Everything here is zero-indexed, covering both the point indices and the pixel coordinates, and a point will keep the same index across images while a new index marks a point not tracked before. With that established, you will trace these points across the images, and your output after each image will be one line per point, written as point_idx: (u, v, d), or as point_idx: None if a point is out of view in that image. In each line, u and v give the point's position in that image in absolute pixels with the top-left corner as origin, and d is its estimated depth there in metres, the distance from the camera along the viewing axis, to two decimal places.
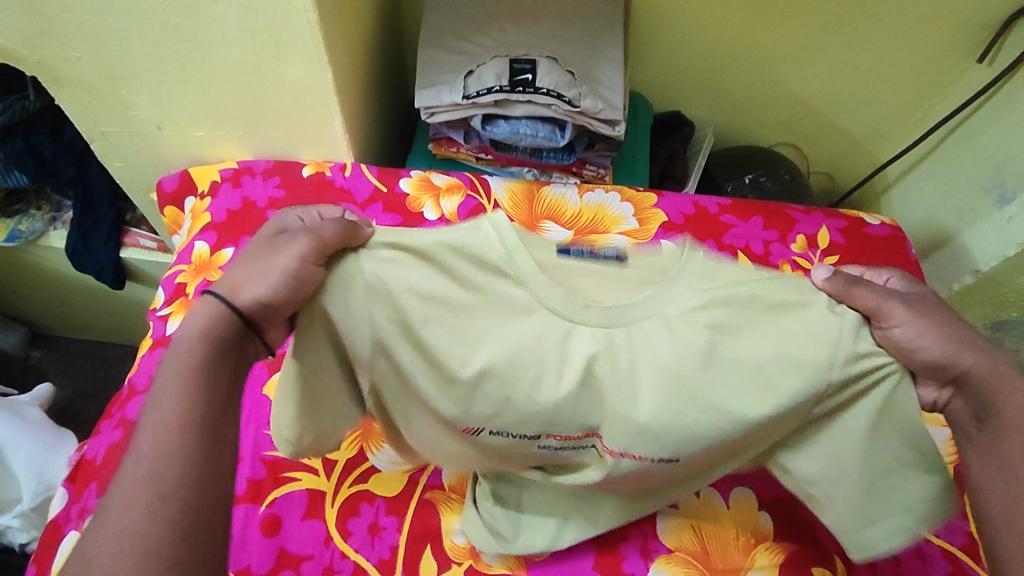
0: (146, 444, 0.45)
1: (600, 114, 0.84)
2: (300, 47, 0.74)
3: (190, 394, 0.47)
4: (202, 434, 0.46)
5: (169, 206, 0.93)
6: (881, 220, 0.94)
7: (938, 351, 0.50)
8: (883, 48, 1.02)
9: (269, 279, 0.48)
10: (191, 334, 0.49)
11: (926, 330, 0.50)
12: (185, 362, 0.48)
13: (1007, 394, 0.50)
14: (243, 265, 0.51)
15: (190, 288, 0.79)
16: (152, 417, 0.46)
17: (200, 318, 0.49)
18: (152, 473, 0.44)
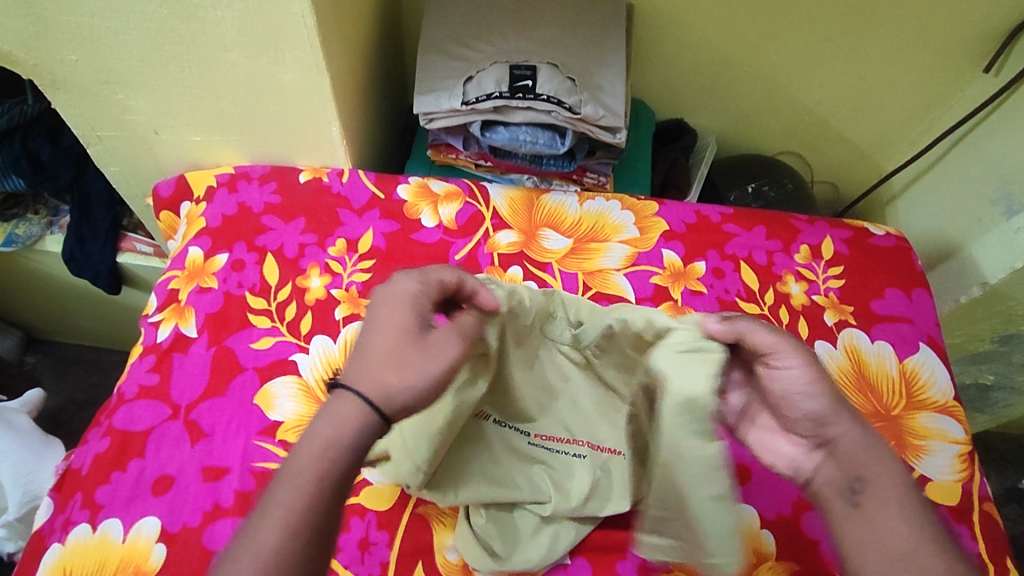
0: (263, 540, 0.44)
1: (601, 121, 0.83)
2: (299, 51, 0.73)
3: (315, 491, 0.46)
4: (317, 535, 0.46)
5: (164, 211, 0.92)
6: (886, 230, 0.92)
7: (817, 403, 0.53)
8: (890, 57, 1.00)
9: (417, 382, 0.50)
10: (332, 425, 0.48)
11: (815, 382, 0.54)
12: (319, 456, 0.47)
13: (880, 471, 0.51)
14: (394, 367, 0.50)
15: (183, 294, 0.78)
16: (274, 508, 0.45)
17: (342, 415, 0.49)
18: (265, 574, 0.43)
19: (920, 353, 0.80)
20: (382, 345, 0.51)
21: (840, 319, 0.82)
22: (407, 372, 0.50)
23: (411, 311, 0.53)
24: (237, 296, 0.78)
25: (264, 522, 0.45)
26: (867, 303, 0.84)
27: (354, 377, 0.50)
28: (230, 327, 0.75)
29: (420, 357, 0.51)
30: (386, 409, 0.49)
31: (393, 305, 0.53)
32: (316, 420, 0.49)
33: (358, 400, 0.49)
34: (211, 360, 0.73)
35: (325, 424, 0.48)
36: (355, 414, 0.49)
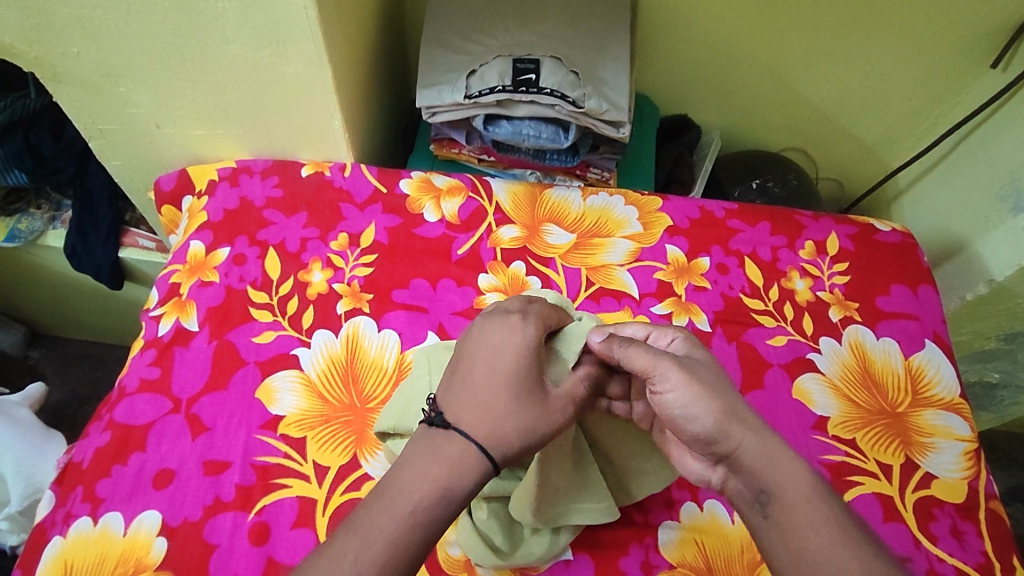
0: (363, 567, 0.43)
1: (605, 115, 0.82)
2: (300, 44, 0.73)
3: (418, 523, 0.45)
4: (410, 567, 0.45)
5: (166, 205, 0.91)
6: (892, 226, 0.91)
7: (702, 422, 0.53)
8: (897, 52, 1.00)
9: (529, 434, 0.50)
10: (441, 463, 0.47)
11: (696, 396, 0.53)
12: (431, 488, 0.46)
13: (783, 475, 0.50)
14: (517, 420, 0.50)
15: (184, 288, 0.78)
16: (377, 534, 0.44)
17: (453, 450, 0.48)
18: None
19: (925, 350, 0.80)
20: (500, 393, 0.50)
21: (845, 316, 0.81)
22: (527, 425, 0.50)
23: (529, 361, 0.52)
24: (238, 290, 0.77)
25: (370, 546, 0.43)
26: (873, 299, 0.83)
27: (461, 418, 0.49)
28: (231, 321, 0.75)
29: (540, 410, 0.51)
30: (497, 457, 0.49)
31: (512, 349, 0.52)
32: (428, 448, 0.48)
33: (469, 443, 0.48)
34: (213, 354, 0.73)
35: (434, 458, 0.47)
36: (469, 456, 0.48)
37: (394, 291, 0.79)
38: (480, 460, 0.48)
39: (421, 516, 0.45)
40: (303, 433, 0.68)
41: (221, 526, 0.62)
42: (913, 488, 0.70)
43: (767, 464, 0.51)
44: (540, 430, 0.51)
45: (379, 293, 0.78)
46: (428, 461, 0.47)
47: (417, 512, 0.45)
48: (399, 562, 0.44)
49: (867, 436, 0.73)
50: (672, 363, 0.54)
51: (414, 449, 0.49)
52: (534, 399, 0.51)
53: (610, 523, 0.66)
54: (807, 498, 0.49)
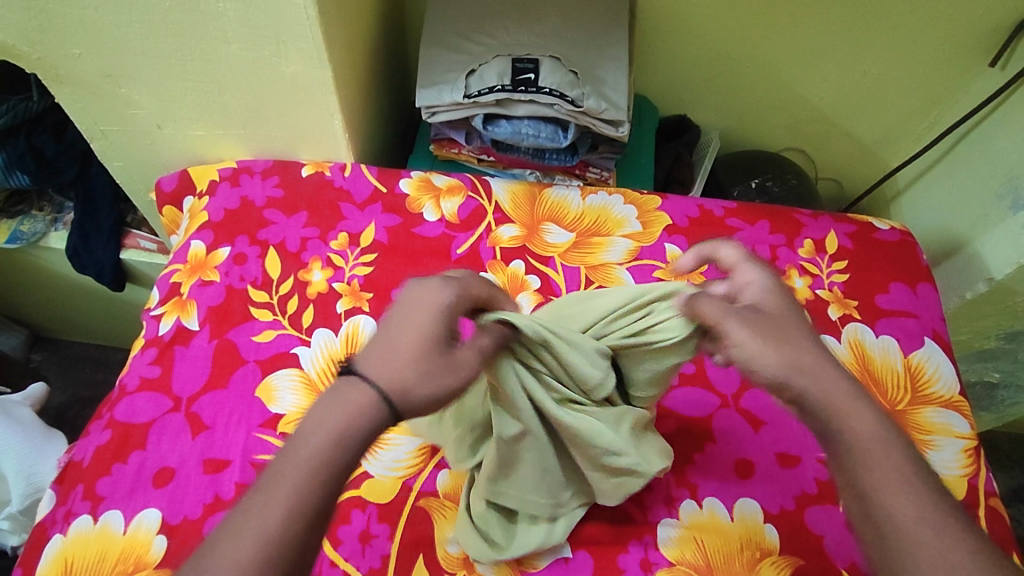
0: (266, 519, 0.41)
1: (604, 115, 0.82)
2: (300, 44, 0.73)
3: (327, 473, 0.43)
4: (317, 522, 0.42)
5: (167, 206, 0.92)
6: (891, 225, 0.91)
7: (768, 372, 0.48)
8: (896, 51, 1.00)
9: (432, 384, 0.45)
10: (337, 409, 0.44)
11: (768, 348, 0.48)
12: (328, 436, 0.43)
13: (851, 412, 0.47)
14: (418, 369, 0.45)
15: (185, 288, 0.78)
16: (280, 487, 0.41)
17: (359, 398, 0.44)
18: (265, 556, 0.40)
19: (925, 348, 0.80)
20: (410, 349, 0.45)
21: (845, 314, 0.81)
22: (425, 381, 0.45)
23: (446, 316, 0.47)
24: (238, 289, 0.78)
25: (270, 498, 0.41)
26: (872, 298, 0.83)
27: (365, 364, 0.45)
28: (232, 320, 0.75)
29: (446, 364, 0.46)
30: (399, 404, 0.44)
31: (426, 303, 0.47)
32: (330, 399, 0.44)
33: (370, 389, 0.44)
34: (213, 353, 0.73)
35: (334, 407, 0.44)
36: (369, 405, 0.44)
37: (394, 289, 0.79)
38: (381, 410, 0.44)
39: (326, 465, 0.43)
40: None
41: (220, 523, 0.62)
42: None
43: (842, 407, 0.47)
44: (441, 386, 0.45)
45: (379, 292, 0.79)
46: (330, 408, 0.44)
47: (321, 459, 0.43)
48: (307, 514, 0.42)
49: None
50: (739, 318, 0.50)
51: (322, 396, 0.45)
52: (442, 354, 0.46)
53: (609, 519, 0.66)
54: (876, 435, 0.46)
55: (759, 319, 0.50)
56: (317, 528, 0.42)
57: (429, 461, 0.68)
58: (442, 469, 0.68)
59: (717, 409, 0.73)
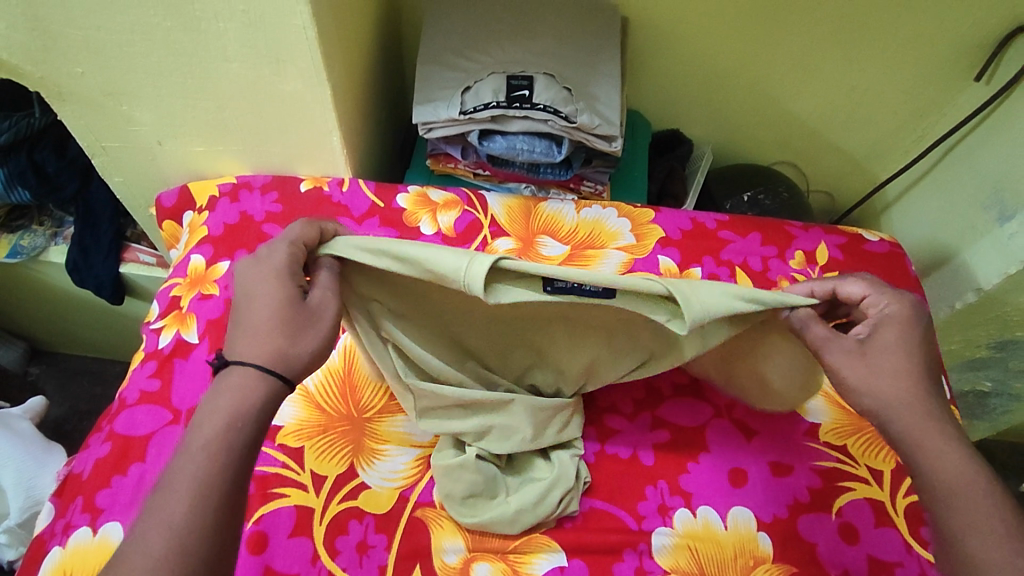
0: (172, 514, 0.45)
1: (597, 130, 0.84)
2: (299, 62, 0.75)
3: (222, 461, 0.48)
4: (230, 493, 0.47)
5: (167, 220, 0.93)
6: (880, 236, 0.93)
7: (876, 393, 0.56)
8: (882, 66, 1.02)
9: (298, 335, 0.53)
10: (226, 395, 0.50)
11: (870, 379, 0.56)
12: (222, 419, 0.49)
13: (935, 450, 0.54)
14: (279, 334, 0.52)
15: (184, 301, 0.79)
16: (179, 481, 0.46)
17: (234, 392, 0.50)
18: (179, 546, 0.44)
19: None
20: (260, 316, 0.53)
21: None
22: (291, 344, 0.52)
23: (282, 281, 0.54)
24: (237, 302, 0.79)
25: (177, 482, 0.46)
26: None
27: (244, 353, 0.52)
28: None
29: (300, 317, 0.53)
30: (284, 368, 0.52)
31: (266, 274, 0.54)
32: (208, 404, 0.50)
33: (249, 370, 0.51)
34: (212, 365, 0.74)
35: (226, 395, 0.50)
36: (254, 383, 0.51)
37: None
38: (269, 385, 0.51)
39: (219, 454, 0.48)
40: (301, 443, 0.69)
41: None
42: (904, 494, 0.71)
43: (915, 431, 0.55)
44: (305, 342, 0.53)
45: None
46: (210, 408, 0.50)
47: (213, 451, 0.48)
48: (213, 500, 0.46)
49: (859, 443, 0.74)
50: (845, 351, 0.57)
51: (200, 403, 0.51)
52: (294, 313, 0.53)
53: (608, 528, 0.66)
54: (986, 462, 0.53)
55: (861, 352, 0.57)
56: (228, 509, 0.47)
57: (426, 471, 0.69)
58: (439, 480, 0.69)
59: (710, 420, 0.74)
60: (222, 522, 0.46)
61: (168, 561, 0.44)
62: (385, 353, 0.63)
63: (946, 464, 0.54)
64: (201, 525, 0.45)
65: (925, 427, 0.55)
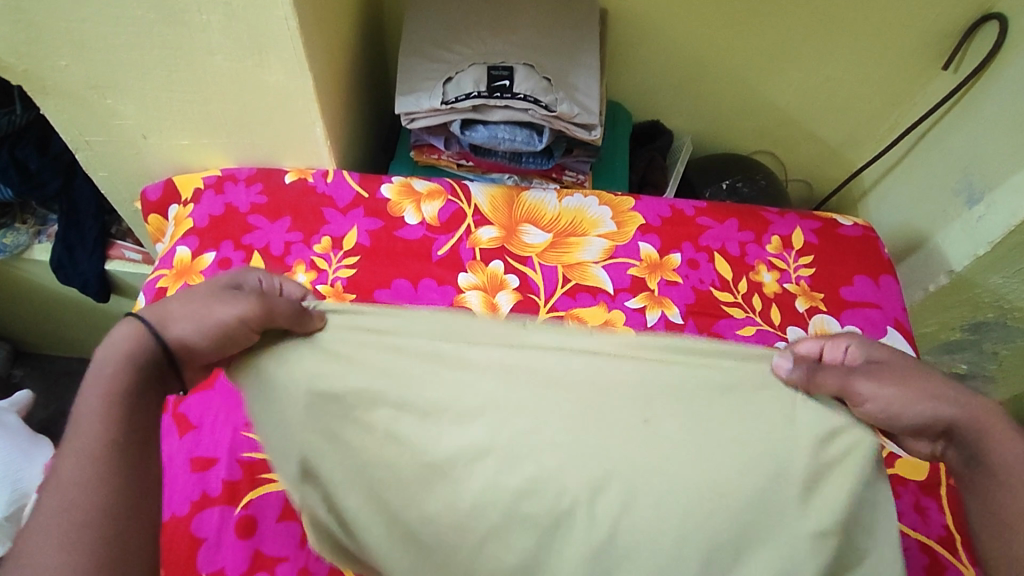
0: (63, 475, 0.47)
1: (577, 119, 0.85)
2: (281, 54, 0.75)
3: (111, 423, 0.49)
4: (125, 455, 0.49)
5: (153, 214, 0.94)
6: (854, 220, 0.94)
7: (922, 414, 0.58)
8: (855, 55, 1.05)
9: (201, 317, 0.54)
10: (109, 362, 0.52)
11: (917, 398, 0.59)
12: (102, 388, 0.51)
13: (993, 428, 0.57)
14: (191, 300, 0.56)
15: (171, 292, 0.80)
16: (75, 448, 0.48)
17: (116, 361, 0.52)
18: (68, 501, 0.46)
19: (888, 336, 0.83)
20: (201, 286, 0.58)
21: (811, 306, 0.85)
22: (187, 307, 0.55)
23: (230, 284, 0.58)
24: None
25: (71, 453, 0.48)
26: (837, 290, 0.86)
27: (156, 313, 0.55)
28: None
29: (214, 298, 0.55)
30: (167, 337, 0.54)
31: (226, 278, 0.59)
32: (93, 372, 0.52)
33: (143, 328, 0.54)
34: None
35: (110, 355, 0.52)
36: (138, 342, 0.53)
37: (377, 291, 0.81)
38: (150, 352, 0.53)
39: (110, 425, 0.49)
40: None
41: (207, 520, 0.63)
42: None
43: (971, 413, 0.57)
44: (198, 316, 0.54)
45: (362, 293, 0.81)
46: (94, 373, 0.51)
47: (104, 420, 0.49)
48: (101, 461, 0.48)
49: None
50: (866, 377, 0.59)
51: (88, 372, 0.52)
52: (218, 292, 0.56)
53: None
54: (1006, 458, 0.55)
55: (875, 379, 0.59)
56: (124, 469, 0.48)
57: None
58: None
59: None
60: (124, 479, 0.48)
61: (64, 513, 0.45)
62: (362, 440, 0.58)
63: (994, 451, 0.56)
64: (97, 481, 0.47)
65: (976, 407, 0.57)
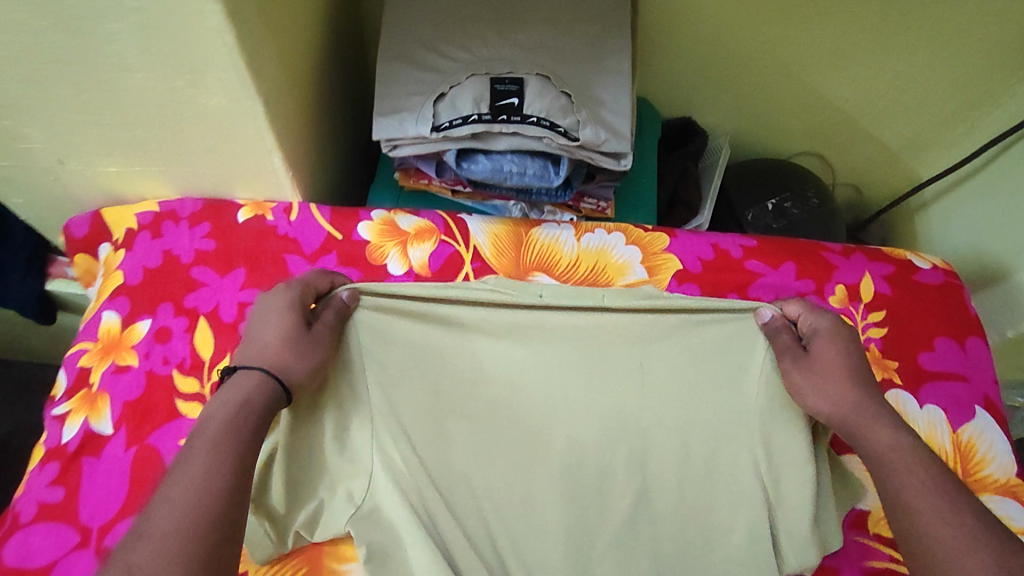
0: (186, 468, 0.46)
1: (604, 147, 0.66)
2: (218, 75, 0.55)
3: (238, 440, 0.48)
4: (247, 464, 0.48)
5: (80, 254, 0.76)
6: (932, 262, 0.78)
7: (830, 404, 0.58)
8: (943, 47, 0.85)
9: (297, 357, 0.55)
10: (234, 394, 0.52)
11: (818, 392, 0.58)
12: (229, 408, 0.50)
13: (874, 432, 0.56)
14: (288, 346, 0.55)
15: (95, 376, 0.64)
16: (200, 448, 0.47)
17: (239, 392, 0.52)
18: (198, 497, 0.44)
19: (976, 420, 0.69)
20: (263, 334, 0.56)
21: (885, 378, 0.70)
22: (285, 357, 0.55)
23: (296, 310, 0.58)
24: (162, 376, 0.64)
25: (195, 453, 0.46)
26: (914, 357, 0.71)
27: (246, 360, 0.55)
28: (154, 419, 0.62)
29: (308, 341, 0.56)
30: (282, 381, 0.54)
31: (281, 300, 0.58)
32: (220, 398, 0.51)
33: (256, 373, 0.53)
34: (131, 464, 0.60)
35: (231, 393, 0.51)
36: (259, 382, 0.53)
37: None
38: (268, 386, 0.53)
39: (224, 444, 0.48)
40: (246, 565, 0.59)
41: None
42: None
43: (852, 417, 0.57)
44: (307, 360, 0.56)
45: None
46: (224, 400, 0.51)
47: (218, 442, 0.48)
48: (228, 479, 0.46)
49: None
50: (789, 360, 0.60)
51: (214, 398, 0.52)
52: (305, 332, 0.57)
53: None
54: (900, 450, 0.54)
55: (808, 360, 0.60)
56: (241, 487, 0.46)
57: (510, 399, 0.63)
58: (471, 482, 0.59)
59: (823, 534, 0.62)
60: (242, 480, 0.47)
61: (191, 510, 0.43)
62: (454, 380, 0.62)
63: (885, 446, 0.55)
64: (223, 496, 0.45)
65: (862, 412, 0.57)
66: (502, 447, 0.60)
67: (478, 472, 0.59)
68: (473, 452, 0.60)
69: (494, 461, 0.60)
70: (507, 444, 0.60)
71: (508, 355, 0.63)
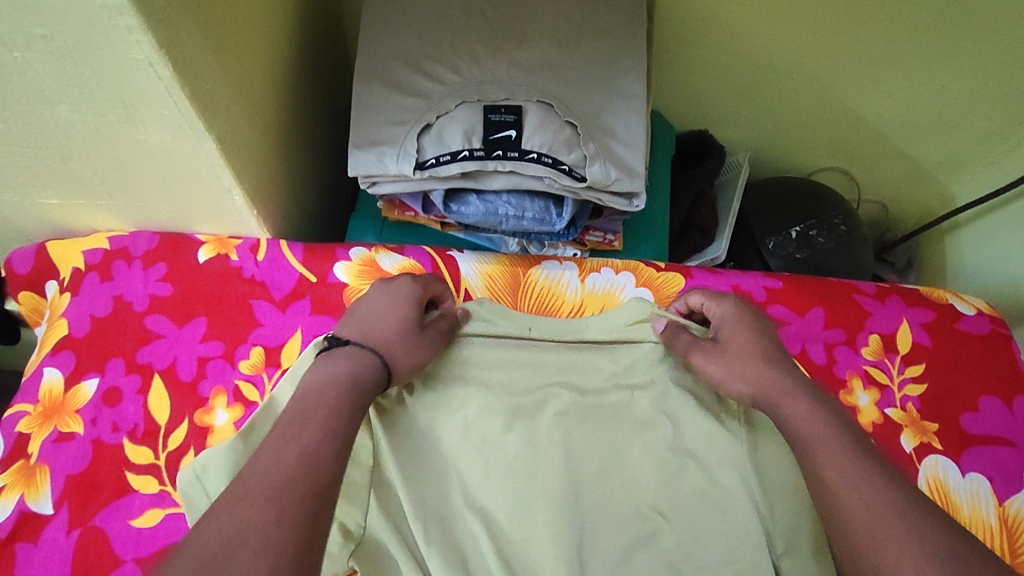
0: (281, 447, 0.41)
1: (614, 186, 0.57)
2: (157, 109, 0.47)
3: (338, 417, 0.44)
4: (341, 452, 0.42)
5: (24, 292, 0.68)
6: (976, 307, 0.70)
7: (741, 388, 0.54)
8: (994, 60, 0.75)
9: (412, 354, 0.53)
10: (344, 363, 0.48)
11: (729, 375, 0.54)
12: (337, 380, 0.46)
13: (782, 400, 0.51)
14: (404, 337, 0.53)
15: (34, 445, 0.57)
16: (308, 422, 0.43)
17: (347, 364, 0.48)
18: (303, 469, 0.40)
19: None
20: (377, 312, 0.54)
21: (923, 443, 0.63)
22: (405, 349, 0.52)
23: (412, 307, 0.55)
24: (110, 445, 0.57)
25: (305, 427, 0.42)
26: (955, 419, 0.64)
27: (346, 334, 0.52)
28: (100, 497, 0.55)
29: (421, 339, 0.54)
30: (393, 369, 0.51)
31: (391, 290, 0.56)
32: (324, 366, 0.48)
33: (373, 354, 0.50)
34: (74, 551, 0.53)
35: (342, 361, 0.48)
36: (368, 362, 0.49)
37: None
38: (376, 369, 0.50)
39: (337, 416, 0.44)
40: None
41: None
42: None
43: (765, 389, 0.52)
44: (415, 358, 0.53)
45: None
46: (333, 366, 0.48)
47: (333, 415, 0.44)
48: (330, 458, 0.41)
49: None
50: (695, 355, 0.56)
51: (318, 365, 0.48)
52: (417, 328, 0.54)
53: None
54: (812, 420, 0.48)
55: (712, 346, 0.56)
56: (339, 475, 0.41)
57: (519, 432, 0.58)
58: (477, 514, 0.54)
59: None
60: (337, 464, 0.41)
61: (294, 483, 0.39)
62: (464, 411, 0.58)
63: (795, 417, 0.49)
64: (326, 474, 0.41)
65: (770, 382, 0.52)
66: (513, 477, 0.55)
67: (488, 503, 0.54)
68: (483, 486, 0.55)
69: (504, 494, 0.55)
70: (518, 475, 0.56)
71: (525, 375, 0.60)
